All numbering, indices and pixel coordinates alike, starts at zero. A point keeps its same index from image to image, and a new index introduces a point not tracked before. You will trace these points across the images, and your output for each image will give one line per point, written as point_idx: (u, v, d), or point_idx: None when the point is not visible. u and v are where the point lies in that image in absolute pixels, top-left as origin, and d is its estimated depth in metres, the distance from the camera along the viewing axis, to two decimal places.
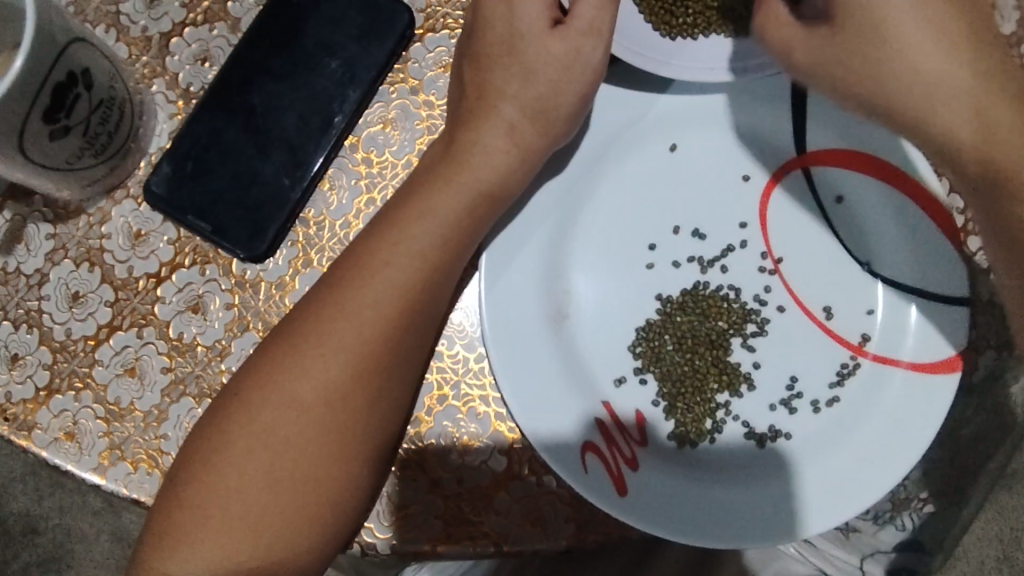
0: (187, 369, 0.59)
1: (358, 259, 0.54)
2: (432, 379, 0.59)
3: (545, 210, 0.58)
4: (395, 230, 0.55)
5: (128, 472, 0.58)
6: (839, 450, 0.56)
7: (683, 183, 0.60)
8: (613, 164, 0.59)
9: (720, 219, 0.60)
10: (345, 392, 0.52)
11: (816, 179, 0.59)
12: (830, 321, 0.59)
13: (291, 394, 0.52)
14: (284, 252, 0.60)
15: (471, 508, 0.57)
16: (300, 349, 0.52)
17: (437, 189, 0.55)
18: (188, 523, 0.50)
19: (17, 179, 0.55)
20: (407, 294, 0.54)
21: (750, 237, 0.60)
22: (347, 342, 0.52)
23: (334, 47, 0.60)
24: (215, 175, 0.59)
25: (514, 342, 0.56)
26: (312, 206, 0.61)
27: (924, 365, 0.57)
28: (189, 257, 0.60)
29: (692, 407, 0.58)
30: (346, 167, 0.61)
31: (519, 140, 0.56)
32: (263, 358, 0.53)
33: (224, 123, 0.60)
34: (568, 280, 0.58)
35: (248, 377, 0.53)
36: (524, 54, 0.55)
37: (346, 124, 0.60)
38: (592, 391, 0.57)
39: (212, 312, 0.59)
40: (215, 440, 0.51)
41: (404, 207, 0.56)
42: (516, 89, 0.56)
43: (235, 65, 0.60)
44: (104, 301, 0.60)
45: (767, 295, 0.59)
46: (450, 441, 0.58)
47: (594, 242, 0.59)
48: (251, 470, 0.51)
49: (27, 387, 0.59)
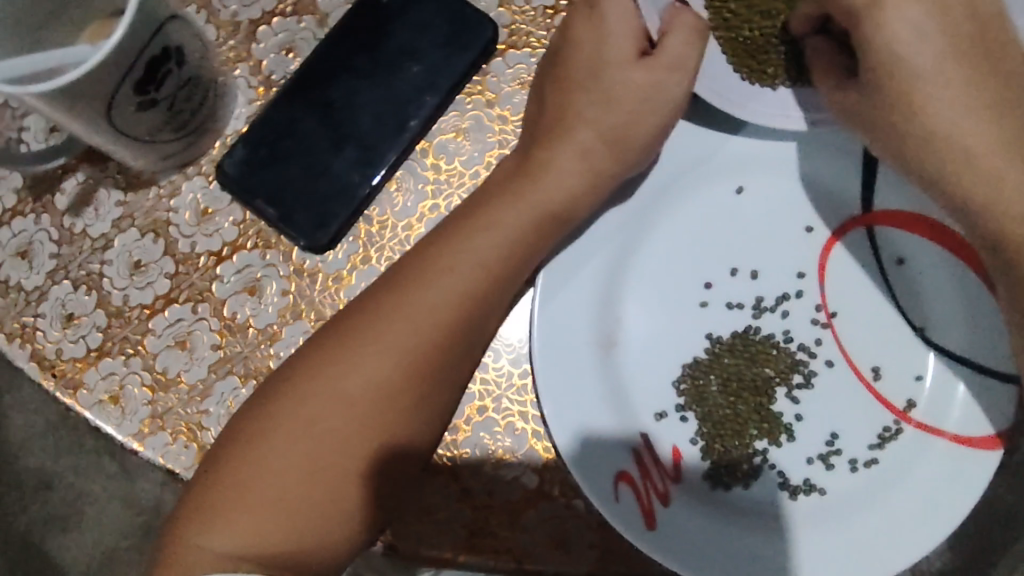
0: (236, 349, 0.60)
1: (420, 263, 0.55)
2: (475, 390, 0.59)
3: (606, 237, 0.59)
4: (459, 240, 0.56)
5: (166, 443, 0.59)
6: (871, 512, 0.56)
7: (745, 227, 0.60)
8: (678, 199, 0.60)
9: (778, 268, 0.60)
10: (392, 390, 0.53)
11: (879, 239, 0.59)
12: (877, 382, 0.58)
13: (340, 387, 0.53)
14: (345, 247, 0.61)
15: (497, 522, 0.58)
16: (353, 344, 0.53)
17: (504, 205, 0.57)
18: (225, 500, 0.51)
19: (95, 142, 0.56)
20: (463, 303, 0.55)
21: (806, 288, 0.60)
22: (400, 343, 0.53)
23: (417, 53, 0.60)
24: (287, 164, 0.60)
25: (560, 364, 0.57)
26: (377, 205, 0.62)
27: (967, 438, 0.56)
28: (252, 240, 0.61)
29: (729, 449, 0.58)
30: (415, 171, 0.62)
31: (590, 165, 0.57)
32: (315, 350, 0.54)
33: (302, 114, 0.61)
34: (620, 309, 0.59)
35: (300, 365, 0.54)
36: (606, 82, 0.56)
37: (420, 130, 0.61)
38: (631, 421, 0.57)
39: (267, 296, 0.61)
40: (261, 422, 0.52)
41: (470, 218, 0.57)
42: (593, 115, 0.57)
43: (320, 59, 0.61)
44: (164, 273, 0.61)
45: (817, 347, 0.59)
46: (485, 453, 0.58)
47: (650, 274, 0.59)
48: (292, 456, 0.51)
49: (78, 347, 0.60)
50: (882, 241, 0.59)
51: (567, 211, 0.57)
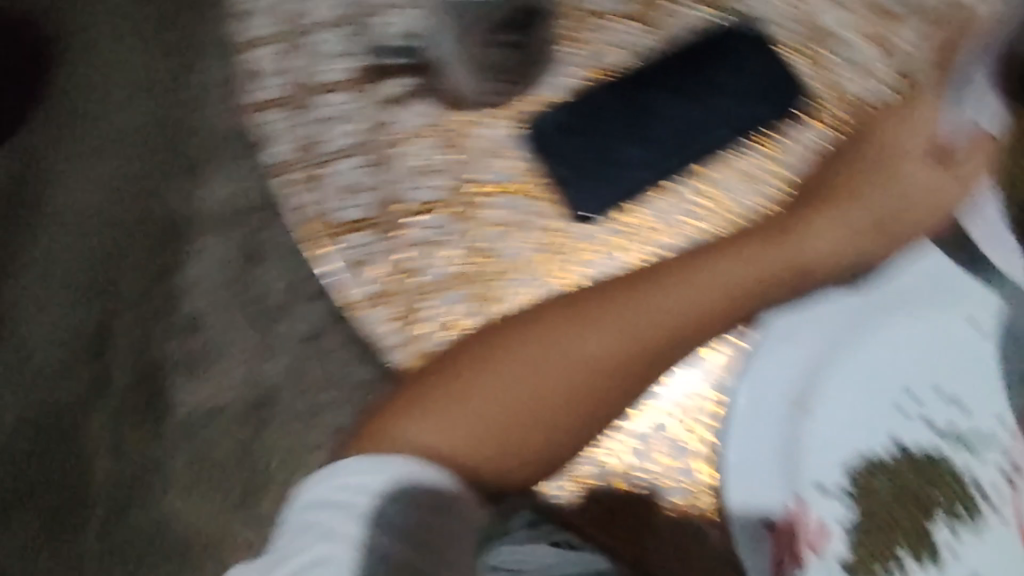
0: (473, 270, 0.67)
1: (663, 271, 0.64)
2: (658, 389, 0.64)
3: (834, 314, 0.62)
4: (701, 263, 0.64)
5: (383, 322, 0.67)
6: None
7: (965, 360, 0.62)
8: (912, 307, 0.62)
9: (984, 407, 0.61)
10: (608, 364, 0.62)
11: None
12: None
13: (570, 343, 0.62)
14: (603, 228, 0.67)
15: (633, 506, 0.63)
16: (582, 317, 0.63)
17: (750, 250, 0.65)
18: (446, 399, 0.61)
19: (443, 51, 0.67)
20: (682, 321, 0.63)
21: (1007, 435, 0.60)
22: (629, 329, 0.63)
23: (730, 86, 0.66)
24: (582, 139, 0.67)
25: (749, 405, 0.61)
26: (644, 206, 0.67)
27: None
28: (523, 186, 0.67)
29: (872, 548, 0.60)
30: (687, 189, 0.66)
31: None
32: (549, 310, 0.63)
33: (612, 102, 0.67)
34: (823, 383, 0.62)
35: (536, 316, 0.64)
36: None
37: (704, 156, 0.66)
38: (795, 483, 0.61)
39: (517, 239, 0.67)
40: (493, 349, 0.63)
41: (715, 249, 0.64)
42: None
43: (645, 64, 0.67)
44: (436, 185, 0.68)
45: (995, 494, 0.60)
46: (644, 442, 0.64)
47: (860, 363, 0.62)
48: (515, 383, 0.61)
49: (343, 213, 0.68)
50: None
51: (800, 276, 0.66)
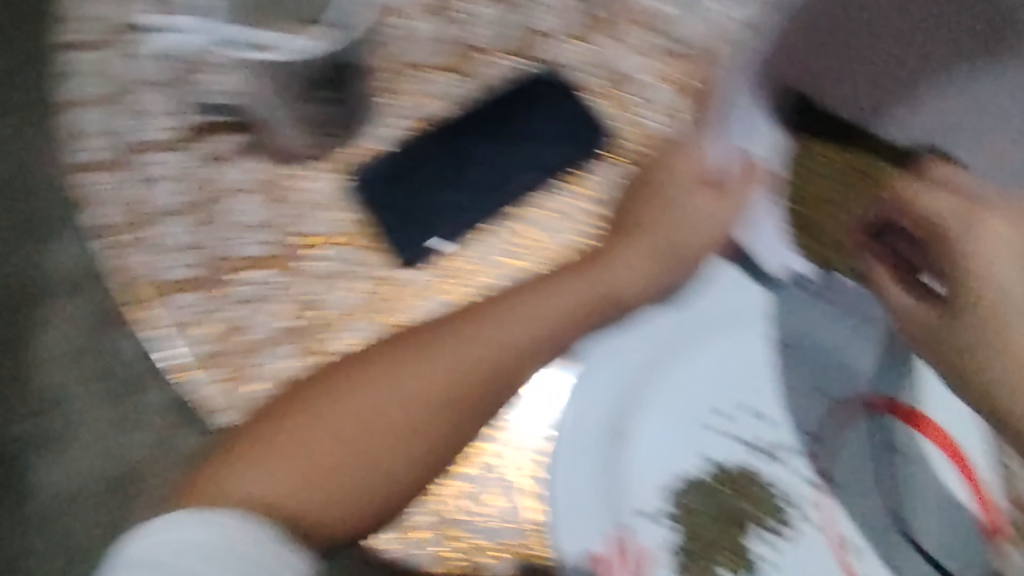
0: (299, 325, 0.67)
1: (472, 315, 0.67)
2: (485, 432, 0.65)
3: (648, 337, 0.65)
4: (509, 304, 0.67)
5: (210, 382, 0.65)
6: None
7: (768, 378, 0.64)
8: (704, 339, 0.65)
9: (789, 426, 0.63)
10: (422, 404, 0.64)
11: (896, 437, 0.60)
12: (853, 558, 0.60)
13: (381, 391, 0.64)
14: (422, 272, 0.68)
15: (472, 558, 0.63)
16: (368, 383, 0.64)
17: (551, 288, 0.68)
18: (258, 453, 0.61)
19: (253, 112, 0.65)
20: (471, 385, 0.64)
21: (810, 449, 0.62)
22: (438, 370, 0.64)
23: (538, 135, 0.70)
24: (404, 190, 0.69)
25: (572, 436, 0.64)
26: (460, 247, 0.69)
27: None
28: (346, 238, 0.68)
29: (691, 564, 0.62)
30: (503, 230, 0.70)
31: (652, 260, 0.70)
32: (337, 381, 0.64)
33: (427, 152, 0.69)
34: (637, 407, 0.64)
35: (349, 364, 0.65)
36: (676, 206, 0.71)
37: (522, 198, 0.70)
38: (617, 512, 0.63)
39: (341, 290, 0.68)
40: (306, 399, 0.63)
41: (521, 291, 0.68)
42: (665, 226, 0.70)
43: (455, 113, 0.70)
44: (263, 239, 0.68)
45: (807, 506, 0.61)
46: (477, 491, 0.64)
47: (669, 395, 0.64)
48: (325, 433, 0.62)
49: (166, 275, 0.66)
50: (895, 435, 0.60)
51: (585, 322, 0.67)
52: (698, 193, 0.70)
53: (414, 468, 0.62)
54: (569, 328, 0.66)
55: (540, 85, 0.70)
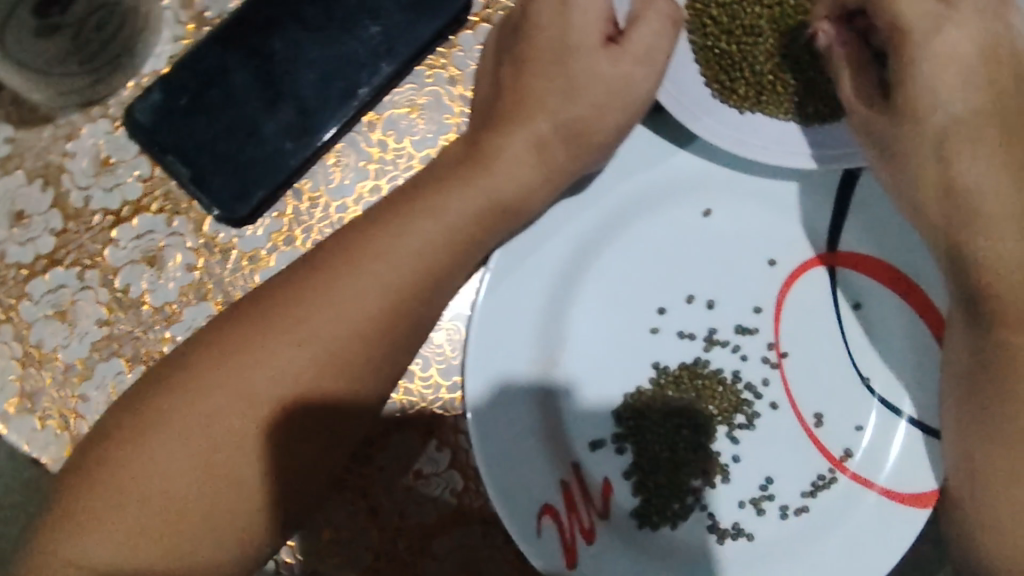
0: (126, 328, 0.52)
1: (348, 249, 0.49)
2: (396, 401, 0.53)
3: (563, 239, 0.54)
4: (395, 222, 0.49)
5: (33, 429, 0.51)
6: (796, 558, 0.54)
7: (703, 254, 0.56)
8: (630, 223, 0.55)
9: (737, 303, 0.56)
10: (304, 391, 0.47)
11: (841, 283, 0.56)
12: (818, 429, 0.55)
13: (247, 382, 0.46)
14: (266, 222, 0.54)
15: (407, 547, 0.52)
16: (193, 395, 0.46)
17: (448, 189, 0.49)
18: (91, 510, 0.44)
19: None
20: (328, 372, 0.47)
21: (761, 323, 0.56)
22: (320, 338, 0.47)
23: (377, 10, 0.54)
24: (213, 121, 0.52)
25: (499, 383, 0.52)
26: (309, 178, 0.54)
27: (897, 494, 0.55)
28: (158, 202, 0.53)
29: (662, 488, 0.54)
30: (358, 144, 0.55)
31: (546, 158, 0.50)
32: (150, 397, 0.47)
33: (236, 63, 0.53)
34: (566, 326, 0.54)
35: (202, 351, 0.48)
36: (575, 69, 0.49)
37: (370, 99, 0.54)
38: (561, 451, 0.53)
39: (169, 270, 0.53)
40: (151, 418, 0.46)
41: (407, 200, 0.50)
42: (556, 104, 0.50)
43: (263, 2, 0.53)
44: (49, 229, 0.52)
45: (764, 388, 0.55)
46: (402, 469, 0.53)
47: (601, 295, 0.55)
48: (182, 457, 0.45)
49: None
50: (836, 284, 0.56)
51: (467, 251, 0.50)
52: (597, 53, 0.49)
53: (280, 489, 0.47)
54: (451, 275, 0.50)
55: None
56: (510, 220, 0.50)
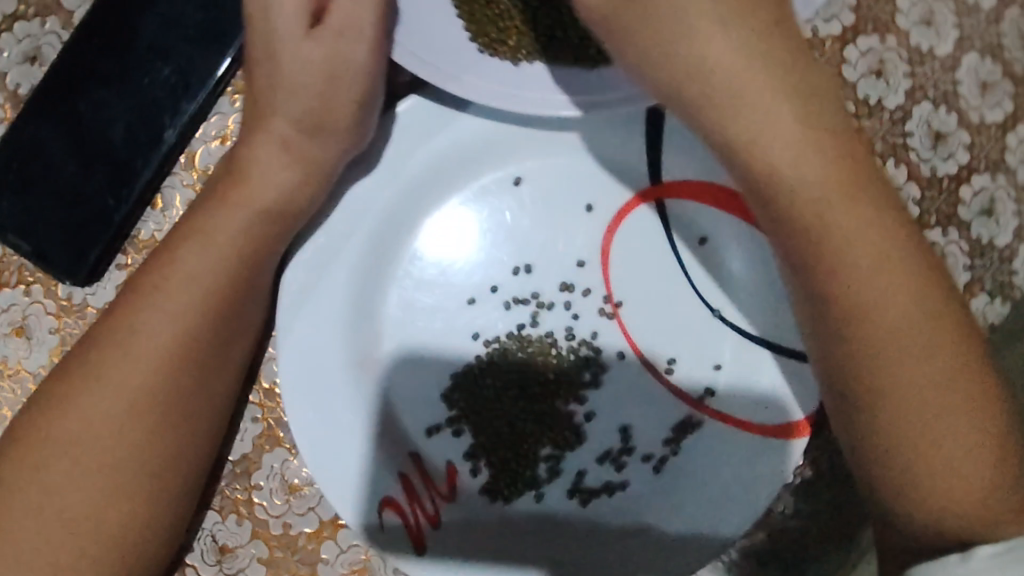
0: (12, 395, 0.56)
1: (133, 288, 0.50)
2: (261, 420, 0.56)
3: (358, 234, 0.53)
4: (169, 252, 0.50)
5: None
6: (668, 507, 0.55)
7: (516, 218, 0.55)
8: (432, 201, 0.55)
9: (559, 263, 0.55)
10: (120, 429, 0.49)
11: (672, 218, 0.55)
12: (671, 374, 0.55)
13: (66, 432, 0.49)
14: (111, 276, 0.56)
15: (299, 552, 0.56)
16: (26, 454, 0.49)
17: (215, 210, 0.50)
18: None
19: None
20: (143, 408, 0.49)
21: (589, 278, 0.55)
22: (122, 378, 0.49)
23: (167, 51, 0.55)
24: (38, 192, 0.55)
25: (317, 390, 0.53)
26: (142, 227, 0.57)
27: (764, 429, 0.54)
28: (15, 276, 0.57)
29: (508, 461, 0.55)
30: (179, 185, 0.57)
31: (305, 158, 0.50)
32: (0, 467, 0.50)
33: (49, 134, 0.55)
34: (379, 320, 0.55)
35: (29, 413, 0.50)
36: (285, 63, 0.48)
37: (177, 140, 0.55)
38: (398, 440, 0.55)
39: (37, 336, 0.56)
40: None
41: (180, 227, 0.51)
42: (287, 102, 0.49)
43: (60, 68, 0.55)
44: None
45: (601, 342, 0.55)
46: (278, 484, 0.56)
47: (413, 282, 0.55)
48: (28, 512, 0.48)
49: None
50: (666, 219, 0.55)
51: (252, 263, 0.51)
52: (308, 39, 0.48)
53: (128, 523, 0.49)
54: (249, 291, 0.51)
55: None
56: (288, 224, 0.51)
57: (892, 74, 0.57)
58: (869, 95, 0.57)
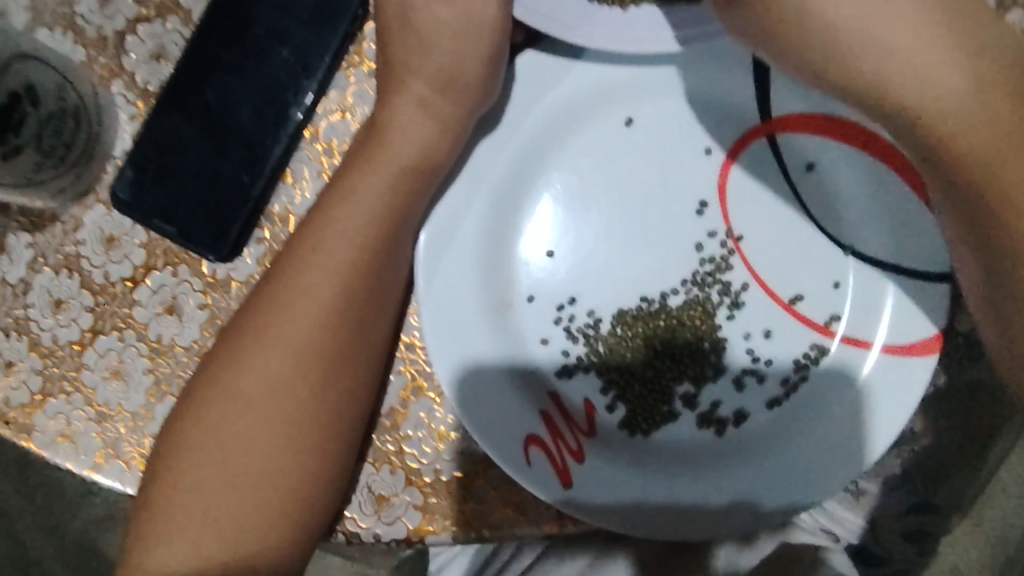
0: (168, 370, 0.60)
1: (289, 252, 0.55)
2: (405, 372, 0.59)
3: (486, 194, 0.57)
4: (321, 216, 0.54)
5: (123, 470, 0.60)
6: (802, 433, 0.56)
7: (633, 162, 0.58)
8: (555, 153, 0.58)
9: (680, 205, 0.58)
10: (287, 384, 0.53)
11: (784, 149, 0.57)
12: (798, 305, 0.57)
13: (237, 389, 0.53)
14: (252, 250, 0.60)
15: (451, 498, 0.59)
16: (206, 414, 0.53)
17: (360, 171, 0.54)
18: (158, 522, 0.52)
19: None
20: (302, 361, 0.53)
21: (707, 210, 0.58)
22: (285, 335, 0.53)
23: (284, 34, 0.58)
24: (179, 178, 0.59)
25: (455, 337, 0.56)
26: (275, 201, 0.60)
27: (898, 346, 0.55)
28: (161, 260, 0.60)
29: (644, 396, 0.58)
30: (306, 159, 0.60)
31: (435, 114, 0.54)
32: (179, 428, 0.54)
33: (182, 123, 0.59)
34: (508, 270, 0.59)
35: (201, 375, 0.55)
36: (416, 26, 0.53)
37: (304, 116, 0.59)
38: (539, 385, 0.58)
39: (186, 313, 0.60)
40: (176, 440, 0.54)
41: (329, 191, 0.55)
42: (417, 63, 0.54)
43: (187, 60, 0.59)
44: (84, 307, 0.60)
45: (729, 273, 0.58)
46: (426, 431, 0.59)
47: (539, 236, 0.59)
48: (208, 464, 0.52)
49: (22, 393, 0.61)
50: (781, 152, 0.57)
51: (395, 220, 0.54)
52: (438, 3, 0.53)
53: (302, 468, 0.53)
54: (396, 244, 0.55)
55: None
56: (428, 182, 0.54)
57: None
58: None
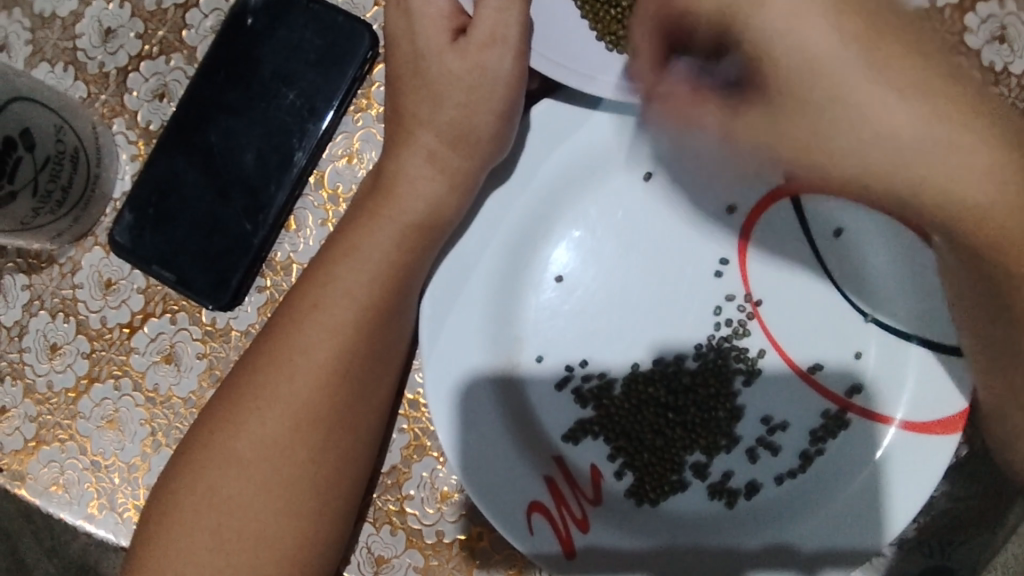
0: (164, 421, 0.58)
1: (290, 308, 0.52)
2: (408, 430, 0.58)
3: (493, 249, 0.55)
4: (324, 270, 0.52)
5: (115, 522, 0.58)
6: (812, 509, 0.54)
7: (648, 220, 0.56)
8: (568, 208, 0.56)
9: (697, 266, 0.56)
10: (285, 447, 0.50)
11: (808, 212, 0.55)
12: (816, 375, 0.55)
13: (232, 450, 0.50)
14: (252, 299, 0.58)
15: (453, 561, 0.57)
16: (200, 474, 0.50)
17: (365, 226, 0.52)
18: None
19: None
20: (300, 423, 0.50)
21: (727, 273, 0.56)
22: (283, 395, 0.50)
23: (291, 76, 0.56)
24: (178, 223, 0.57)
25: (457, 397, 0.54)
26: (277, 249, 0.58)
27: (918, 423, 0.52)
28: (160, 306, 0.58)
29: (653, 465, 0.56)
30: (311, 206, 0.58)
31: (445, 167, 0.51)
32: (171, 488, 0.51)
33: (184, 166, 0.57)
34: (516, 329, 0.56)
35: (196, 435, 0.52)
36: (429, 75, 0.51)
37: (307, 162, 0.57)
38: (543, 449, 0.56)
39: (184, 362, 0.58)
40: (167, 502, 0.50)
41: (331, 246, 0.53)
42: (428, 114, 0.51)
43: (190, 102, 0.57)
44: (80, 353, 0.59)
45: (746, 339, 0.55)
46: (428, 491, 0.57)
47: (547, 296, 0.56)
48: (199, 531, 0.49)
49: (15, 439, 0.59)
50: (804, 215, 0.55)
51: (399, 278, 0.52)
52: (451, 53, 0.50)
53: (297, 536, 0.50)
54: (400, 302, 0.52)
55: (264, 18, 0.56)
56: (436, 239, 0.52)
57: (1018, 38, 0.54)
58: (994, 62, 0.54)
